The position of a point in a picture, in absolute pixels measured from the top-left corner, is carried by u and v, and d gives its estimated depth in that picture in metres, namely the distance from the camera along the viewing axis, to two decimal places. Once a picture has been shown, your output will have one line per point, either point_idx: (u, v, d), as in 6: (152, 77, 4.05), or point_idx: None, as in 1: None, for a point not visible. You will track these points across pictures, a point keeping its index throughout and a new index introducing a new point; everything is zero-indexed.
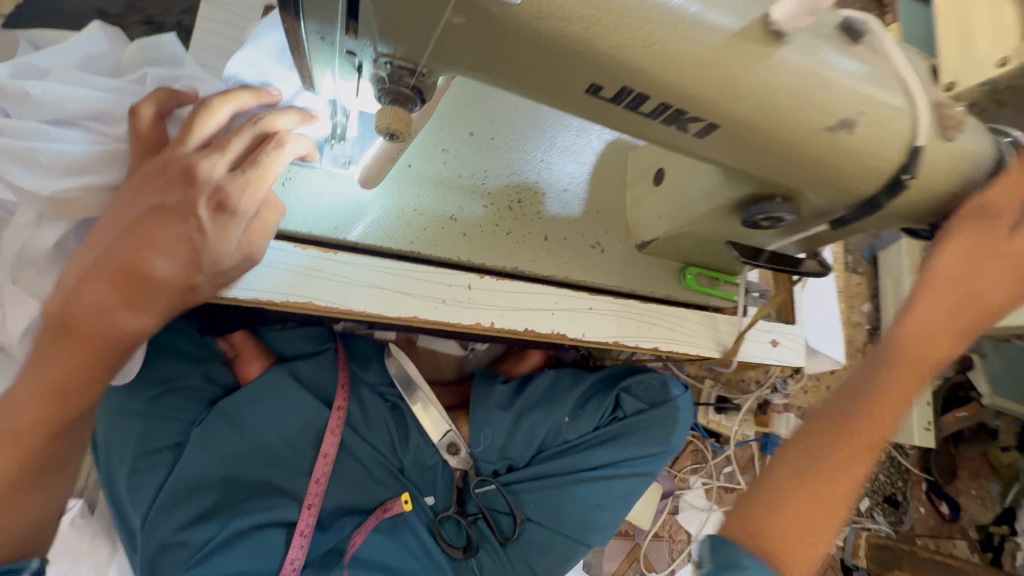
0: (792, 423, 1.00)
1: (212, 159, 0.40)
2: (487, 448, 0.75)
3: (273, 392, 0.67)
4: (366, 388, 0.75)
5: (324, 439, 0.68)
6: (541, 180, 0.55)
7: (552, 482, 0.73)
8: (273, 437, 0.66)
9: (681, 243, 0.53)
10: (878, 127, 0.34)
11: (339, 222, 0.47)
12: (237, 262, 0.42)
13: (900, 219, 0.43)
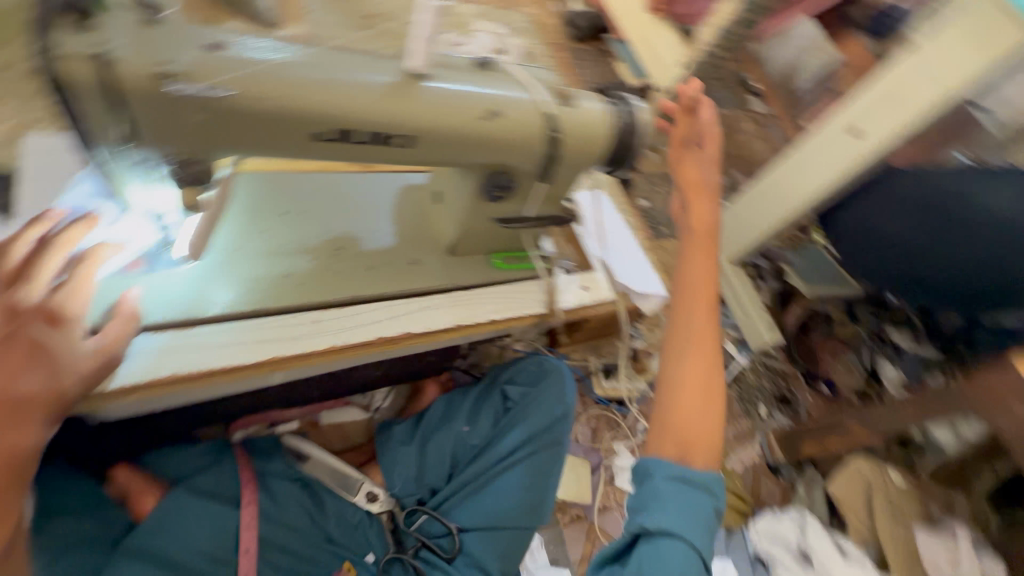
0: None
1: (21, 287, 0.46)
2: (408, 482, 0.86)
3: (174, 512, 0.72)
4: (275, 478, 0.81)
5: (241, 537, 0.74)
6: (353, 229, 0.70)
7: (468, 486, 0.83)
8: (184, 554, 0.70)
9: (476, 236, 0.71)
10: (517, 106, 0.55)
11: (186, 306, 0.57)
12: (94, 364, 0.50)
13: (587, 163, 0.64)
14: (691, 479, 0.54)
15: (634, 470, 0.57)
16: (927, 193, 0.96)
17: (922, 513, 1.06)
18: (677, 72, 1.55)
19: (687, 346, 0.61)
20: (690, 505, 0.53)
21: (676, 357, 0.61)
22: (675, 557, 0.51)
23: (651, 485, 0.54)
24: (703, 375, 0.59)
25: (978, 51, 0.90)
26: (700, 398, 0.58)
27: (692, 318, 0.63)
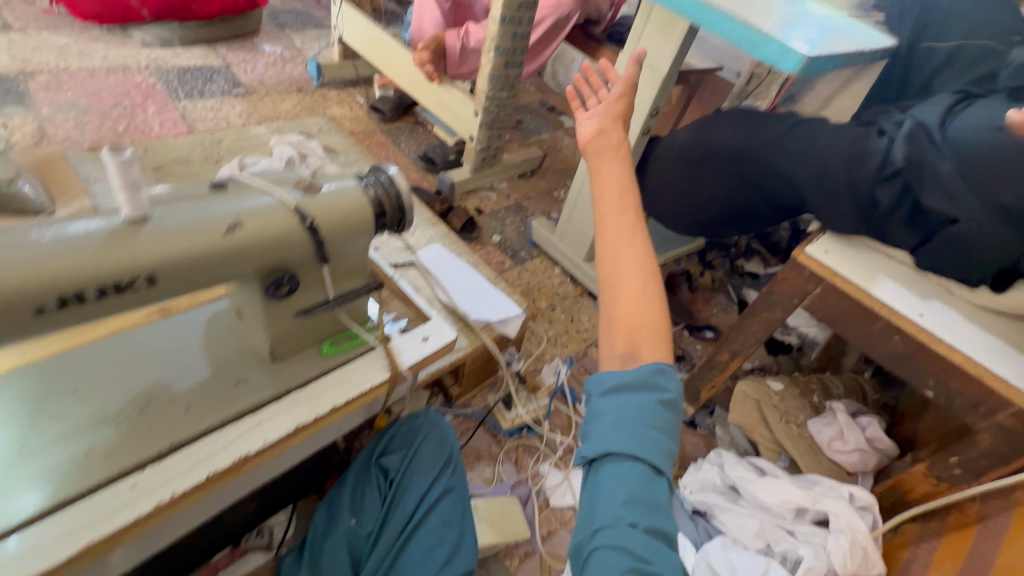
0: (551, 368, 1.34)
1: None
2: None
3: None
4: None
5: None
6: (161, 376, 0.67)
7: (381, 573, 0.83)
8: None
9: (292, 335, 0.72)
10: (258, 213, 0.59)
11: None
12: None
13: (361, 234, 0.70)
14: (623, 387, 0.58)
15: (586, 393, 0.63)
16: (693, 147, 1.21)
17: (807, 407, 1.19)
18: (477, 122, 1.73)
19: (617, 249, 0.64)
20: (629, 414, 0.56)
21: (604, 267, 0.65)
22: (620, 469, 0.54)
23: (593, 406, 0.59)
24: (635, 271, 0.63)
25: (668, 40, 1.14)
26: (631, 295, 0.62)
27: (614, 228, 0.66)
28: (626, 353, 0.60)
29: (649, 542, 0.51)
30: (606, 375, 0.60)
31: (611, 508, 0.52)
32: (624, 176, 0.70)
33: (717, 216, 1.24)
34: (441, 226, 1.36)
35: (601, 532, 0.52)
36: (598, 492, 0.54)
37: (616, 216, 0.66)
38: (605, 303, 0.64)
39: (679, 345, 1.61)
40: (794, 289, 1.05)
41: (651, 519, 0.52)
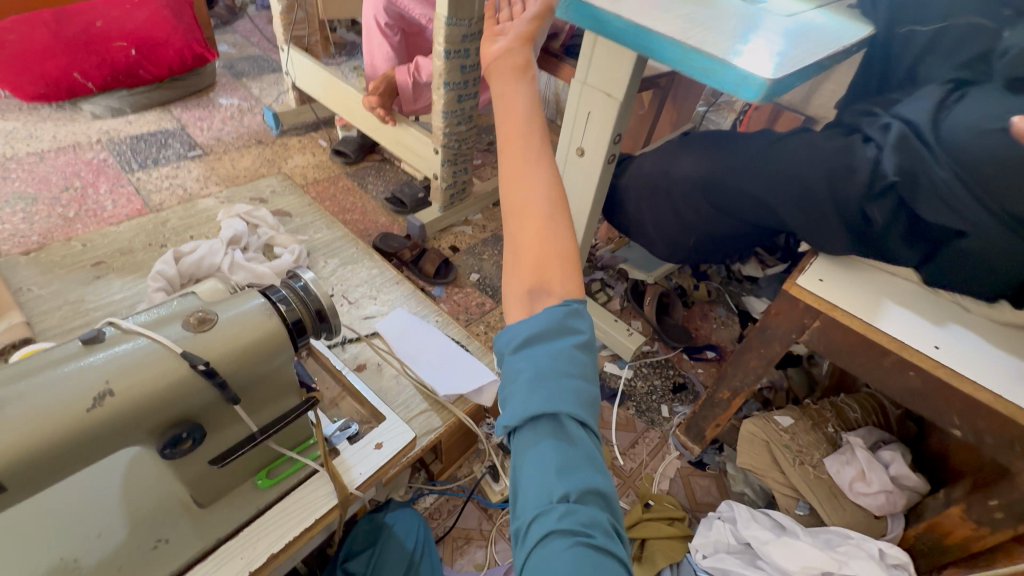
0: None
1: None
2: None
3: None
4: None
5: None
6: (70, 551, 0.59)
7: None
8: None
9: (215, 478, 0.63)
10: (133, 373, 0.51)
11: None
12: None
13: (279, 359, 0.61)
14: (533, 340, 0.53)
15: (498, 354, 0.57)
16: (661, 178, 1.16)
17: (822, 442, 1.07)
18: (439, 160, 1.64)
19: (523, 180, 0.65)
20: (544, 366, 0.51)
21: (509, 203, 0.66)
22: (544, 431, 0.48)
23: (509, 369, 0.53)
24: (538, 202, 0.64)
25: (618, 65, 1.04)
26: (535, 229, 0.63)
27: (518, 166, 0.67)
28: (534, 286, 0.61)
29: (589, 506, 0.45)
30: (513, 325, 0.57)
31: (544, 479, 0.47)
32: (526, 115, 0.71)
33: (700, 241, 1.20)
34: (406, 283, 1.27)
35: (538, 509, 0.46)
36: (527, 463, 0.48)
37: (516, 154, 0.67)
38: (512, 242, 0.65)
39: (679, 372, 1.50)
40: (790, 322, 0.95)
41: (586, 478, 0.47)
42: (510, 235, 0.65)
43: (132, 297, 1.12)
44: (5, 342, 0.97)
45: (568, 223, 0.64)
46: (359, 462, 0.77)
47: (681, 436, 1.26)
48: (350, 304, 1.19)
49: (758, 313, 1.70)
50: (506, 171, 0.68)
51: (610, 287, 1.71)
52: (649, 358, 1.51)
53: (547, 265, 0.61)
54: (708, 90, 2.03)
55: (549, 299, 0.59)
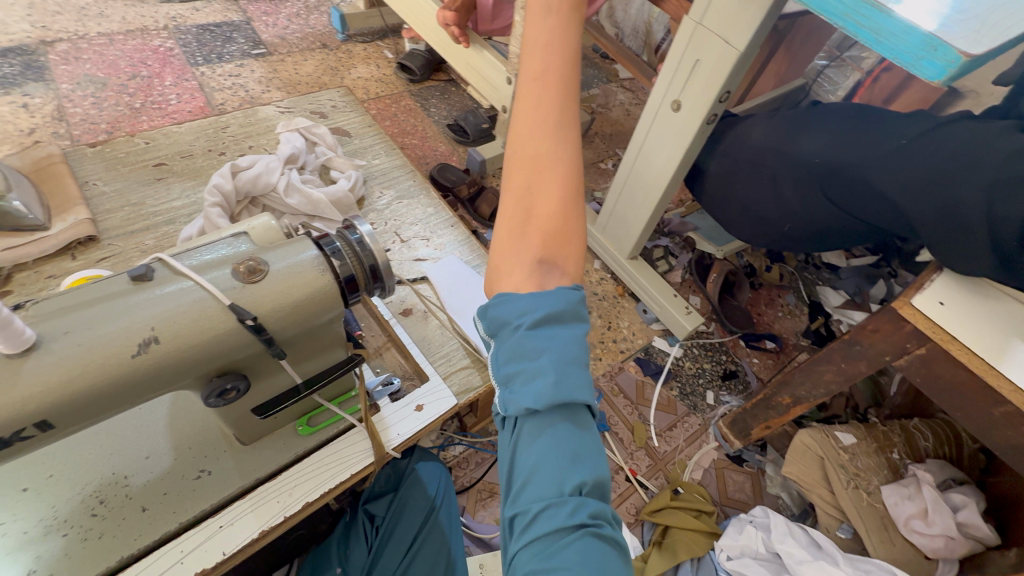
0: None
1: None
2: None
3: None
4: None
5: None
6: (121, 468, 0.61)
7: None
8: None
9: (256, 421, 0.63)
10: (179, 321, 0.47)
11: None
12: None
13: (330, 317, 0.58)
14: (553, 319, 0.48)
15: (497, 327, 0.50)
16: (768, 150, 1.03)
17: (883, 467, 0.99)
18: (510, 91, 1.49)
19: (547, 144, 0.62)
20: (567, 350, 0.45)
21: (527, 161, 0.62)
22: (559, 419, 0.43)
23: (520, 343, 0.47)
24: (560, 171, 0.61)
25: (749, 6, 0.86)
26: (548, 199, 0.60)
27: (544, 127, 0.63)
28: (544, 259, 0.56)
29: (599, 501, 0.41)
30: (522, 295, 0.50)
31: (555, 468, 0.41)
32: (565, 74, 0.67)
33: (794, 231, 1.07)
34: (461, 229, 1.21)
35: (547, 501, 0.40)
36: (531, 453, 0.43)
37: (548, 116, 0.64)
38: (517, 213, 0.60)
39: (732, 359, 1.40)
40: (888, 343, 0.84)
41: (596, 470, 0.43)
42: (515, 201, 0.61)
43: (191, 204, 1.11)
44: (72, 238, 0.99)
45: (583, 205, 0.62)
46: (398, 422, 0.75)
47: (722, 427, 1.20)
48: (402, 243, 1.15)
49: (833, 306, 1.53)
50: (526, 135, 0.64)
51: (673, 256, 1.58)
52: (702, 339, 1.42)
53: (561, 241, 0.57)
54: (833, 40, 1.71)
55: (560, 279, 0.56)
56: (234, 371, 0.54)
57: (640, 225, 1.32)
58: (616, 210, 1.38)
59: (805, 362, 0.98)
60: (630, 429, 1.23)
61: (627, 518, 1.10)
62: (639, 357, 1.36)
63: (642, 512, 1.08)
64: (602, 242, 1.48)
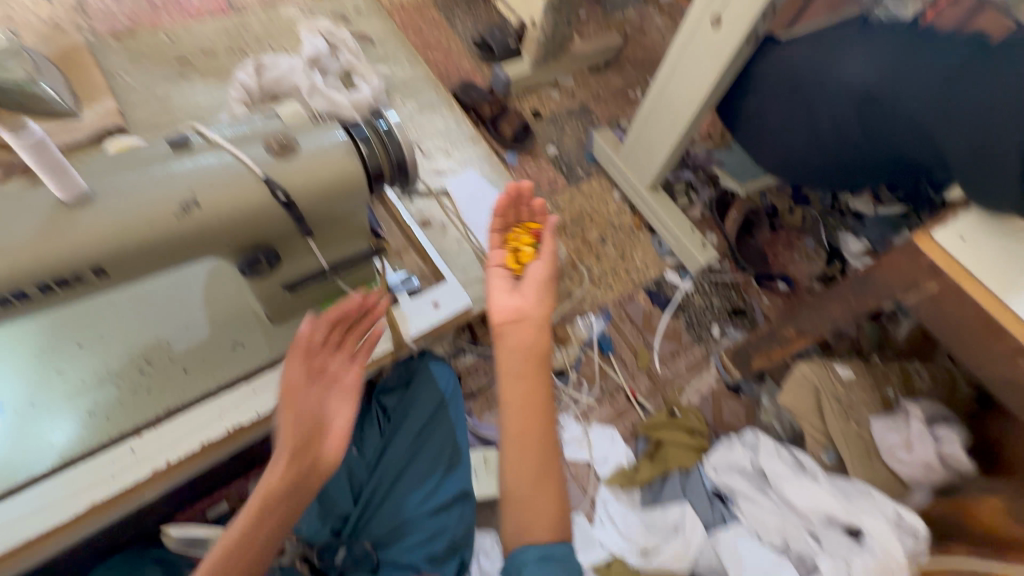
0: (582, 322, 1.28)
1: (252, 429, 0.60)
2: (316, 525, 0.83)
3: None
4: None
5: None
6: (162, 334, 0.67)
7: (377, 496, 0.86)
8: None
9: (285, 301, 0.67)
10: (216, 188, 0.50)
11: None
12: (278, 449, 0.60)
13: (355, 202, 0.59)
14: (553, 552, 0.60)
15: (509, 566, 0.61)
16: (809, 74, 0.98)
17: (876, 401, 1.03)
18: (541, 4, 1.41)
19: (531, 428, 0.63)
20: (561, 559, 0.60)
21: (516, 450, 0.62)
22: None
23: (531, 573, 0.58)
24: (544, 457, 0.62)
25: None
26: (545, 419, 0.63)
27: (525, 415, 0.63)
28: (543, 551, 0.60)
29: None
30: (534, 543, 0.60)
31: None
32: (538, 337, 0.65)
33: (826, 162, 1.05)
34: (482, 145, 1.20)
35: None
36: None
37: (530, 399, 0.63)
38: (523, 433, 0.62)
39: (742, 297, 1.41)
40: (900, 278, 0.84)
41: None
42: (522, 424, 0.63)
43: (215, 103, 1.11)
44: (103, 127, 1.00)
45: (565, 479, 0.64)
46: (415, 316, 0.79)
47: (725, 358, 1.25)
48: (422, 154, 1.15)
49: (852, 253, 1.51)
50: (533, 344, 0.65)
51: (695, 190, 1.55)
52: (715, 276, 1.42)
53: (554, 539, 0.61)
54: None
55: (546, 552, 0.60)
56: (265, 245, 0.57)
57: (665, 154, 1.29)
58: (643, 134, 1.34)
59: (814, 296, 0.99)
60: (633, 353, 1.28)
61: (623, 432, 1.16)
62: (649, 288, 1.38)
63: (639, 427, 1.14)
64: (624, 170, 1.46)
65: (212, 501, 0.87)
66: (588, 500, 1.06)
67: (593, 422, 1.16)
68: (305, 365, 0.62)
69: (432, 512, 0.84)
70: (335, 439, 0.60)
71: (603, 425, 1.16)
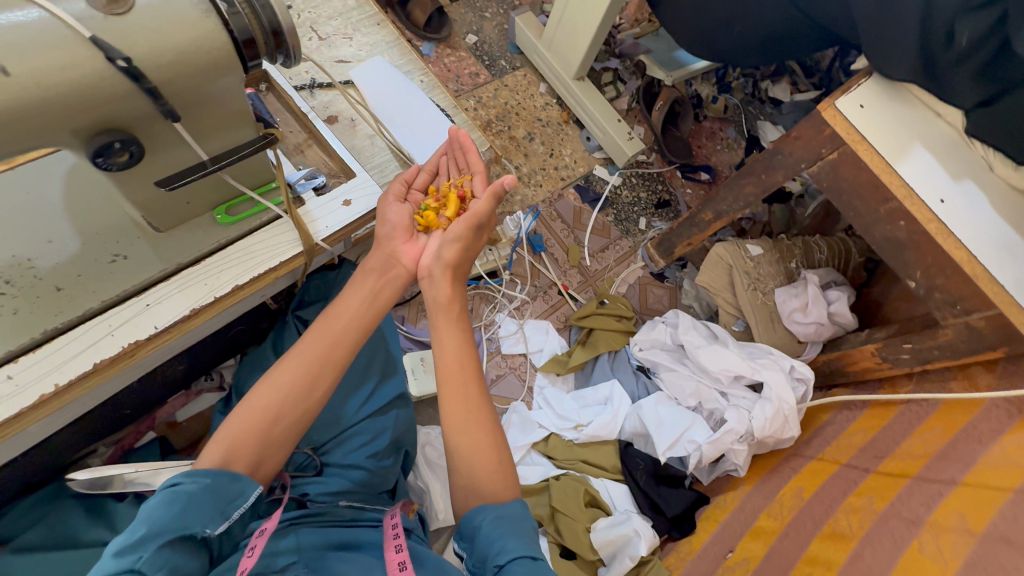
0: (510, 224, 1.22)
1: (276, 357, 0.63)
2: None
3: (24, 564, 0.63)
4: (87, 528, 0.68)
5: (76, 555, 0.65)
6: (22, 252, 0.58)
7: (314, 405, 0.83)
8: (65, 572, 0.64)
9: (168, 204, 0.59)
10: (30, 52, 0.40)
11: None
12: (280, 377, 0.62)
13: (228, 77, 0.51)
14: (506, 514, 0.60)
15: (464, 530, 0.62)
16: None
17: (781, 274, 1.12)
18: None
19: (458, 374, 0.67)
20: (514, 517, 0.60)
21: (449, 402, 0.66)
22: (523, 561, 0.56)
23: (484, 535, 0.59)
24: (471, 403, 0.66)
25: None
26: (464, 367, 0.67)
27: (453, 369, 0.67)
28: (476, 488, 0.63)
29: None
30: (488, 505, 0.61)
31: None
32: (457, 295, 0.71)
33: (745, 36, 1.03)
34: (389, 29, 1.07)
35: None
36: None
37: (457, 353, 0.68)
38: (448, 379, 0.67)
39: (667, 189, 1.44)
40: (805, 150, 0.88)
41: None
42: (444, 375, 0.67)
43: None
44: None
45: (495, 421, 0.67)
46: (325, 216, 0.73)
47: (650, 249, 1.29)
48: (319, 42, 1.02)
49: (768, 141, 1.52)
50: (439, 300, 0.70)
51: (621, 82, 1.50)
52: (641, 169, 1.43)
53: (488, 476, 0.63)
54: None
55: (485, 492, 0.63)
56: (121, 129, 0.48)
57: (589, 37, 1.23)
58: (565, 14, 1.25)
59: (731, 178, 1.03)
60: (565, 250, 1.30)
61: (557, 324, 1.22)
62: (578, 185, 1.37)
63: (571, 318, 1.19)
64: (548, 59, 1.37)
65: (137, 433, 0.82)
66: (526, 389, 1.13)
67: (528, 318, 1.20)
68: (403, 192, 0.76)
69: (371, 415, 0.85)
70: (416, 244, 0.73)
71: (538, 320, 1.20)
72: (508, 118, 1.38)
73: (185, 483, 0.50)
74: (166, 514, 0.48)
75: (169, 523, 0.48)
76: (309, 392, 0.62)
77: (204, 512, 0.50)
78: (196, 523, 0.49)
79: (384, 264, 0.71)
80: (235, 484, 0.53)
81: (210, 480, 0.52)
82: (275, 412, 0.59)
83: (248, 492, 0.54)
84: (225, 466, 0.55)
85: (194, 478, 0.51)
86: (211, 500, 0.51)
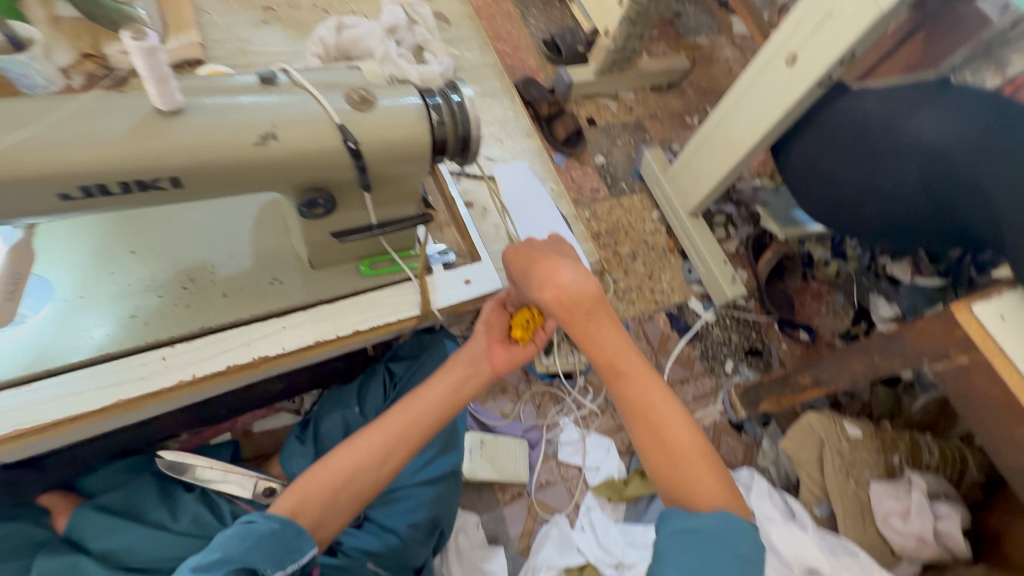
0: None
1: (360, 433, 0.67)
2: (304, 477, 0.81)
3: (93, 523, 0.68)
4: (154, 508, 0.72)
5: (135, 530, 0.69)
6: (209, 258, 0.70)
7: None
8: (121, 544, 0.68)
9: (330, 250, 0.70)
10: (291, 127, 0.53)
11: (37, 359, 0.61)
12: (354, 448, 0.65)
13: (416, 167, 0.62)
14: (697, 531, 0.50)
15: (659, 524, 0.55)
16: (879, 125, 0.96)
17: (879, 465, 1.01)
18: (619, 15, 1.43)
19: (621, 381, 0.58)
20: (705, 542, 0.49)
21: (636, 409, 0.58)
22: None
23: (662, 546, 0.52)
24: (653, 401, 0.57)
25: None
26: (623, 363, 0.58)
27: (619, 383, 0.59)
28: None
29: None
30: (678, 511, 0.53)
31: None
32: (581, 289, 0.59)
33: (874, 215, 1.03)
34: (536, 140, 1.23)
35: None
36: None
37: (611, 361, 0.58)
38: (622, 390, 0.58)
39: (762, 338, 1.40)
40: (930, 345, 0.83)
41: None
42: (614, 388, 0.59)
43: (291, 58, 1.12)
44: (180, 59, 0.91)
45: None
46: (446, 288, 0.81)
47: (732, 393, 1.25)
48: None
49: (879, 318, 1.43)
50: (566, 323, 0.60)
51: (732, 227, 1.54)
52: (738, 313, 1.42)
53: None
54: None
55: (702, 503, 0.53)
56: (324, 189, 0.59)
57: (711, 182, 1.30)
58: (693, 159, 1.34)
59: (837, 349, 0.99)
60: None
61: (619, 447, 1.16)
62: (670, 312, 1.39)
63: None
64: (667, 191, 1.46)
65: (217, 430, 0.91)
66: (573, 504, 1.08)
67: (591, 430, 1.16)
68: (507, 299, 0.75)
69: (422, 482, 0.84)
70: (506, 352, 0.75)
71: (600, 436, 1.15)
72: (617, 234, 1.46)
73: (258, 522, 0.57)
74: (237, 546, 0.55)
75: (236, 555, 0.55)
76: (375, 467, 0.65)
77: (265, 555, 0.56)
78: (258, 563, 0.55)
79: (472, 358, 0.74)
80: (296, 539, 0.58)
81: (277, 526, 0.58)
82: (344, 478, 0.64)
83: (303, 549, 0.58)
84: (292, 518, 0.60)
85: (267, 520, 0.58)
86: (273, 546, 0.57)
